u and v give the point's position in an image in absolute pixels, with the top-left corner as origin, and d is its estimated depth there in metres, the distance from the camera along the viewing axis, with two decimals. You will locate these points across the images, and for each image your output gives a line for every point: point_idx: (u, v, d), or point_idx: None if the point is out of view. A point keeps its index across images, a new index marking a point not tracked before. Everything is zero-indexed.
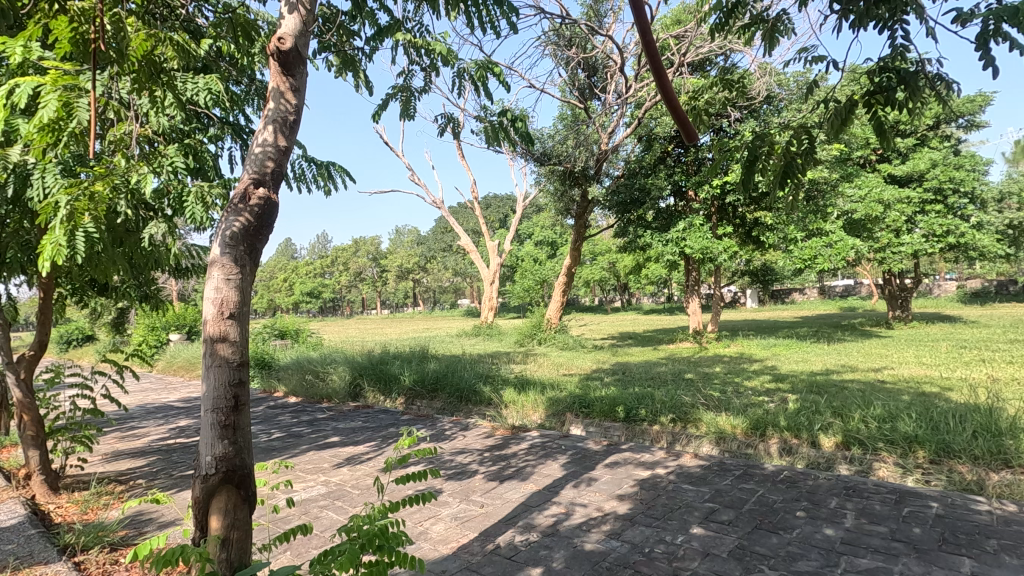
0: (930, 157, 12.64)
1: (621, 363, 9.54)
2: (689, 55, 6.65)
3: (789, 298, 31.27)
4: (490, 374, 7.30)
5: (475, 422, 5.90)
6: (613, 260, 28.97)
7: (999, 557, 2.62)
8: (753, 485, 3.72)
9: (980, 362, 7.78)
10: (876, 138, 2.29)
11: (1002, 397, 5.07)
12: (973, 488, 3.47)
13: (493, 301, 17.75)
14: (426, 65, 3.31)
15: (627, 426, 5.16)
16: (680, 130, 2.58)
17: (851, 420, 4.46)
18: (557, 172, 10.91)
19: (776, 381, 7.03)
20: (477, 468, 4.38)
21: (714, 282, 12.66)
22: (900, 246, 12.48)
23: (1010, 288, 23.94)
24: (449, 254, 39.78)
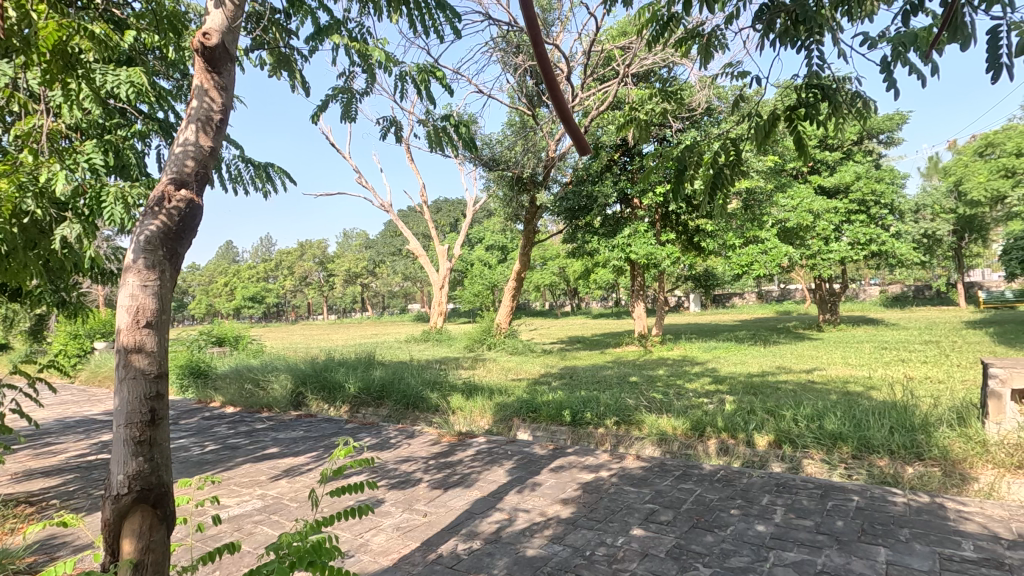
0: (854, 171, 13.48)
1: (569, 367, 9.65)
2: (634, 66, 6.79)
3: (729, 302, 32.69)
4: (438, 380, 7.19)
5: (421, 430, 5.81)
6: (563, 265, 29.37)
7: (911, 545, 2.80)
8: (691, 485, 3.83)
9: (898, 362, 8.34)
10: (799, 151, 2.38)
11: (916, 394, 5.43)
12: (891, 480, 3.70)
13: (443, 305, 17.62)
14: (365, 68, 3.25)
15: (573, 430, 5.21)
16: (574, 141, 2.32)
17: (783, 419, 4.67)
18: (506, 177, 11.04)
19: (715, 383, 7.29)
20: (421, 476, 4.31)
21: (659, 287, 13.03)
22: (829, 253, 13.11)
23: (925, 293, 25.86)
24: (398, 258, 39.19)
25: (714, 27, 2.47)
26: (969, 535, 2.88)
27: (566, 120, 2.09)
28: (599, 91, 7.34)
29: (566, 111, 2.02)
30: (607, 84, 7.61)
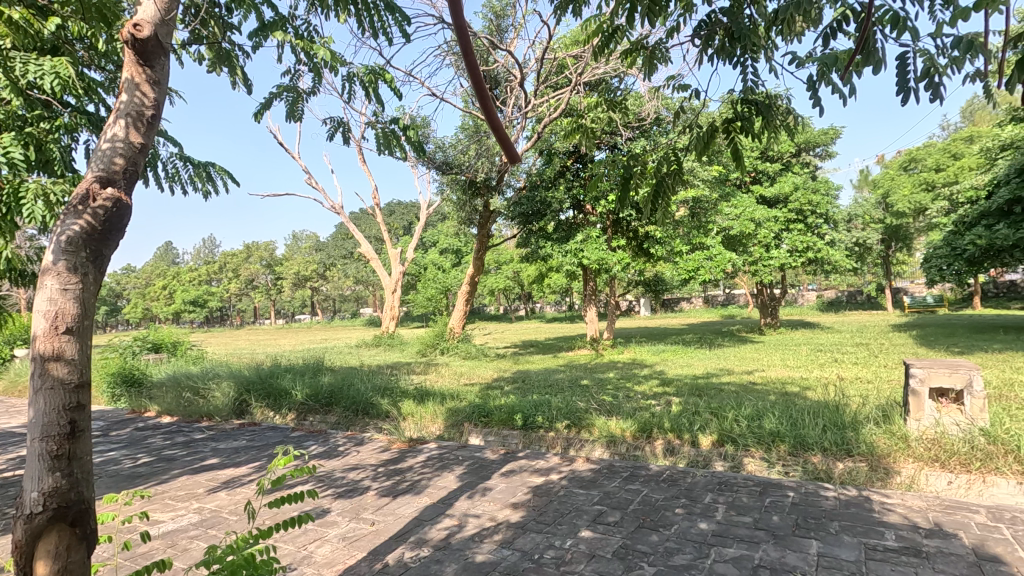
0: (793, 182, 14.18)
1: (522, 371, 9.67)
2: (586, 74, 6.86)
3: (678, 307, 33.66)
4: (389, 386, 7.06)
5: (371, 437, 5.69)
6: (517, 269, 29.52)
7: (840, 537, 2.96)
8: (638, 485, 3.92)
9: (831, 363, 8.83)
10: (735, 162, 2.48)
11: (847, 394, 5.75)
12: (823, 476, 3.90)
13: (395, 310, 17.36)
14: (311, 67, 3.18)
15: (524, 434, 5.24)
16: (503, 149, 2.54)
17: (725, 419, 4.85)
18: (459, 181, 10.98)
19: (663, 385, 7.49)
20: (369, 484, 4.22)
21: (610, 292, 13.26)
22: (770, 259, 13.71)
23: (857, 298, 27.48)
24: (350, 262, 38.33)
25: (658, 40, 2.53)
26: (891, 526, 3.07)
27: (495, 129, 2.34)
28: (551, 98, 7.44)
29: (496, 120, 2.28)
30: (560, 92, 7.71)
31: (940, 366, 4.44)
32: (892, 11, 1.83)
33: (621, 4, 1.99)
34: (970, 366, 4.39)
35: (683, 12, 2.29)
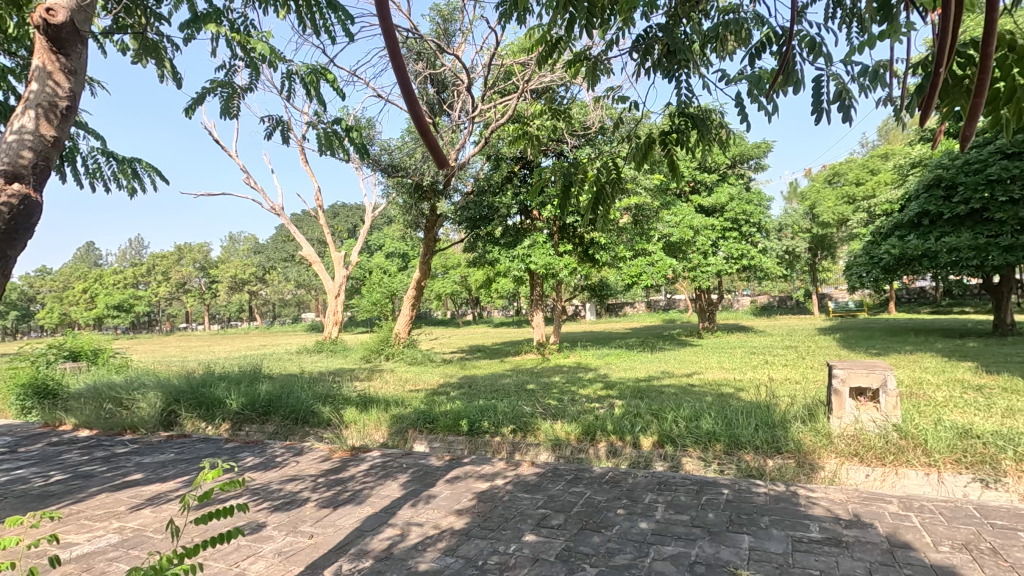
0: (729, 192, 14.87)
1: (468, 376, 9.63)
2: (533, 82, 6.94)
3: (622, 312, 34.52)
4: (331, 393, 6.86)
5: (311, 446, 5.50)
6: (464, 274, 29.41)
7: (769, 531, 3.11)
8: (581, 488, 3.97)
9: (763, 365, 9.29)
10: (671, 173, 2.59)
11: (778, 395, 6.07)
12: (755, 473, 4.09)
13: (338, 315, 16.91)
14: (248, 62, 3.05)
15: (470, 439, 5.20)
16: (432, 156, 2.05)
17: (665, 421, 5.00)
18: (406, 183, 10.84)
19: (606, 388, 7.65)
20: (308, 496, 4.08)
21: (557, 297, 13.43)
22: (707, 265, 14.28)
23: (787, 303, 29.10)
24: (290, 265, 37.05)
25: (600, 52, 2.60)
26: (816, 518, 3.26)
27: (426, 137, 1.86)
28: (499, 104, 7.47)
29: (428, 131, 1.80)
30: (508, 98, 7.76)
31: (859, 367, 4.75)
32: (808, 36, 1.99)
33: (566, 16, 2.02)
34: (885, 367, 4.70)
35: (623, 25, 2.36)
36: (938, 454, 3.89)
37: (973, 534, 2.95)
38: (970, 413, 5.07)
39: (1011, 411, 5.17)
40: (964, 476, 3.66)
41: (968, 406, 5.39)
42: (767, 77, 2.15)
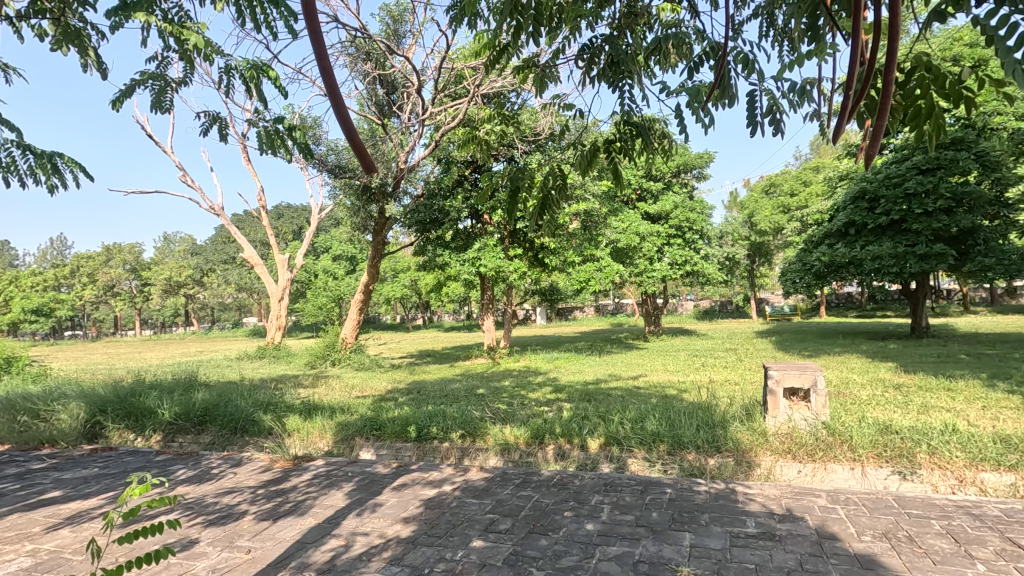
0: (673, 201, 15.39)
1: (417, 381, 9.50)
2: (484, 87, 6.96)
3: (572, 315, 35.03)
4: (272, 400, 6.60)
5: (250, 456, 5.28)
6: (414, 277, 29.06)
7: (710, 528, 3.22)
8: (530, 491, 3.99)
9: (704, 367, 9.65)
10: (615, 180, 2.64)
11: (717, 396, 6.32)
12: (697, 472, 4.23)
13: (282, 319, 16.31)
14: (182, 55, 2.92)
15: (418, 446, 5.13)
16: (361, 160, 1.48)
17: (612, 423, 5.10)
18: (353, 185, 10.58)
19: (555, 391, 7.73)
20: (247, 509, 3.91)
21: (507, 301, 13.48)
22: (653, 271, 14.70)
23: (728, 307, 30.37)
24: (231, 267, 35.51)
25: (547, 59, 2.63)
26: (752, 514, 3.40)
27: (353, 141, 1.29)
28: (449, 107, 7.45)
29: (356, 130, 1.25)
30: (458, 102, 7.75)
31: (792, 368, 5.00)
32: (742, 52, 2.09)
33: (514, 22, 2.03)
34: (815, 368, 4.97)
35: (569, 34, 2.40)
36: (862, 449, 4.14)
37: (892, 524, 3.16)
38: (889, 410, 5.43)
39: (926, 407, 5.57)
40: (884, 469, 3.92)
41: (889, 404, 5.77)
42: (706, 89, 2.25)
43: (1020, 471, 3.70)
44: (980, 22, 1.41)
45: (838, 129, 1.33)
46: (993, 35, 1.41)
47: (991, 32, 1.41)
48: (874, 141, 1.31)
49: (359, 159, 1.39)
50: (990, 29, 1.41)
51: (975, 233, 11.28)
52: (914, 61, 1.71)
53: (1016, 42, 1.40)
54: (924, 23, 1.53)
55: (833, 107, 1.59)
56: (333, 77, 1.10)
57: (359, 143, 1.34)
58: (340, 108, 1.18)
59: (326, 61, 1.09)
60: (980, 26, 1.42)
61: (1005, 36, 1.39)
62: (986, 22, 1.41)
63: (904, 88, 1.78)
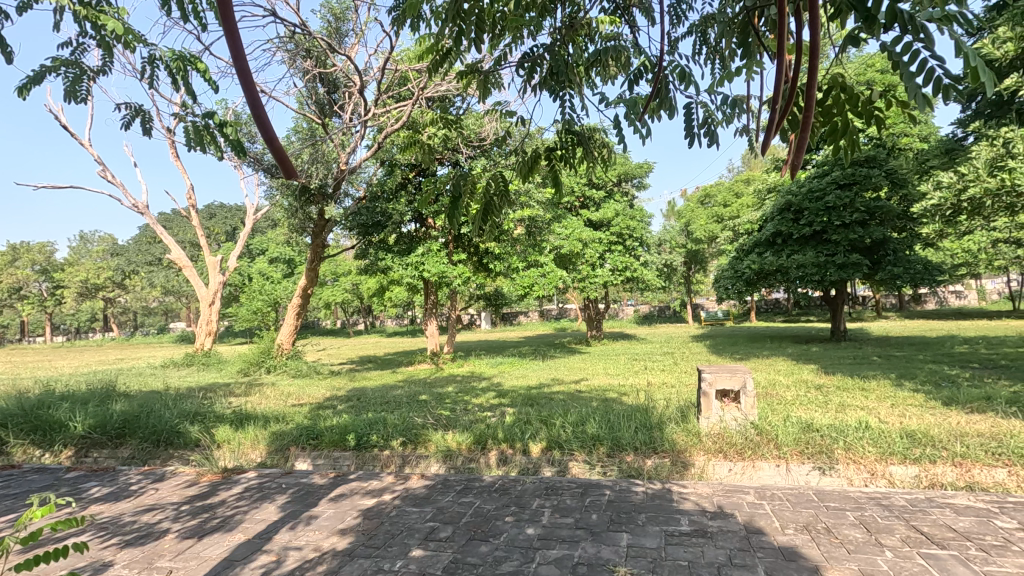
0: (614, 208, 15.80)
1: (357, 388, 9.26)
2: (429, 90, 6.89)
3: (516, 320, 35.22)
4: (200, 410, 6.24)
5: (174, 470, 4.97)
6: (355, 281, 28.34)
7: (646, 527, 3.31)
8: (471, 498, 3.97)
9: (643, 370, 9.95)
10: (556, 187, 2.67)
11: (655, 398, 6.52)
12: (635, 473, 4.33)
13: (212, 325, 15.48)
14: (99, 42, 2.73)
15: (357, 454, 4.99)
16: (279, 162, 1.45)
17: (553, 427, 5.16)
18: (292, 185, 10.14)
19: (499, 396, 7.74)
20: (169, 526, 3.67)
21: (451, 306, 13.38)
22: (595, 276, 15.00)
23: (666, 312, 31.45)
24: (156, 269, 33.40)
25: (490, 66, 2.62)
26: (686, 512, 3.52)
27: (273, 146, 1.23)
28: (393, 109, 7.36)
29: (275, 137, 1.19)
30: (402, 104, 7.64)
31: (725, 370, 5.21)
32: (680, 66, 2.17)
33: (457, 27, 2.02)
34: (745, 370, 5.21)
35: (512, 40, 2.40)
36: (786, 446, 4.37)
37: (813, 516, 3.35)
38: (811, 409, 5.79)
39: (844, 406, 5.96)
40: (806, 465, 4.15)
41: (810, 404, 6.13)
42: (643, 101, 2.32)
43: (923, 463, 4.01)
44: (888, 48, 1.53)
45: (767, 141, 1.40)
46: (899, 60, 1.53)
47: (898, 57, 1.53)
48: (796, 154, 1.39)
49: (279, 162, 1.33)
50: (897, 56, 1.53)
51: (885, 244, 12.23)
52: (831, 80, 1.84)
53: (919, 67, 1.53)
54: (841, 45, 1.65)
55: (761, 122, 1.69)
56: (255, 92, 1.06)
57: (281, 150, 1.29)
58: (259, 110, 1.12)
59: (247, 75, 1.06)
60: (889, 52, 1.54)
61: (909, 61, 1.52)
62: (894, 49, 1.53)
63: (823, 105, 1.90)
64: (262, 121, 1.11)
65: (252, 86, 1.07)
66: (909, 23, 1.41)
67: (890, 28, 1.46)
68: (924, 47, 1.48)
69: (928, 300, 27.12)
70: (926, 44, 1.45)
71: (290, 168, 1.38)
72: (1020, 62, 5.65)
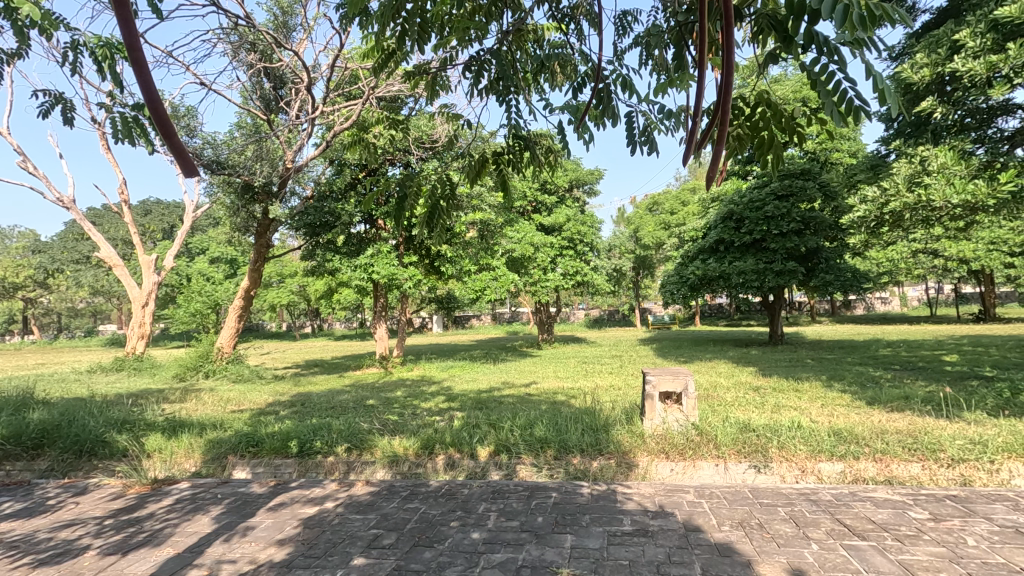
0: (566, 214, 16.04)
1: (302, 393, 8.98)
2: (381, 91, 6.79)
3: (468, 323, 35.14)
4: (129, 418, 5.87)
5: (98, 483, 4.66)
6: (303, 283, 27.55)
7: (589, 529, 3.36)
8: (417, 503, 3.91)
9: (592, 374, 10.12)
10: (503, 191, 2.66)
11: (602, 400, 6.64)
12: (581, 474, 4.40)
13: (145, 328, 14.62)
14: (15, 27, 2.56)
15: (299, 462, 4.83)
16: (176, 153, 1.03)
17: (502, 430, 5.17)
18: (234, 183, 9.68)
19: (448, 400, 7.69)
20: (90, 543, 3.43)
21: (402, 309, 13.19)
22: (546, 281, 15.14)
23: (616, 316, 32.20)
24: (83, 267, 31.33)
25: (437, 69, 2.64)
26: (629, 513, 3.59)
27: (171, 141, 1.00)
28: (344, 107, 7.23)
29: (178, 142, 1.01)
30: (352, 103, 7.46)
31: (667, 373, 5.38)
32: (622, 75, 2.26)
33: (401, 26, 2.02)
34: (686, 372, 5.40)
35: (459, 45, 2.43)
36: (724, 446, 4.54)
37: (747, 513, 3.49)
38: (748, 410, 6.05)
39: (778, 407, 6.26)
40: (743, 463, 4.33)
41: (749, 405, 6.40)
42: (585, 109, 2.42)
43: (849, 459, 4.23)
44: (807, 69, 1.63)
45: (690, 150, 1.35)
46: (817, 79, 1.63)
47: (815, 76, 1.63)
48: (713, 165, 1.36)
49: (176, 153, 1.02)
50: (815, 76, 1.63)
51: (818, 253, 12.94)
52: (757, 97, 1.93)
53: (835, 88, 1.64)
54: (763, 63, 1.76)
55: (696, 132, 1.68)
56: (152, 86, 0.93)
57: (179, 144, 1.03)
58: (158, 111, 0.98)
59: (143, 67, 0.91)
60: (807, 72, 1.63)
61: (826, 80, 1.62)
62: (812, 69, 1.63)
63: (751, 119, 2.02)
64: (161, 118, 0.97)
65: (146, 78, 0.92)
66: (824, 44, 1.51)
67: (809, 48, 1.55)
68: (838, 68, 1.59)
69: (857, 306, 28.89)
70: (841, 65, 1.56)
71: (191, 165, 1.04)
72: (935, 86, 6.18)
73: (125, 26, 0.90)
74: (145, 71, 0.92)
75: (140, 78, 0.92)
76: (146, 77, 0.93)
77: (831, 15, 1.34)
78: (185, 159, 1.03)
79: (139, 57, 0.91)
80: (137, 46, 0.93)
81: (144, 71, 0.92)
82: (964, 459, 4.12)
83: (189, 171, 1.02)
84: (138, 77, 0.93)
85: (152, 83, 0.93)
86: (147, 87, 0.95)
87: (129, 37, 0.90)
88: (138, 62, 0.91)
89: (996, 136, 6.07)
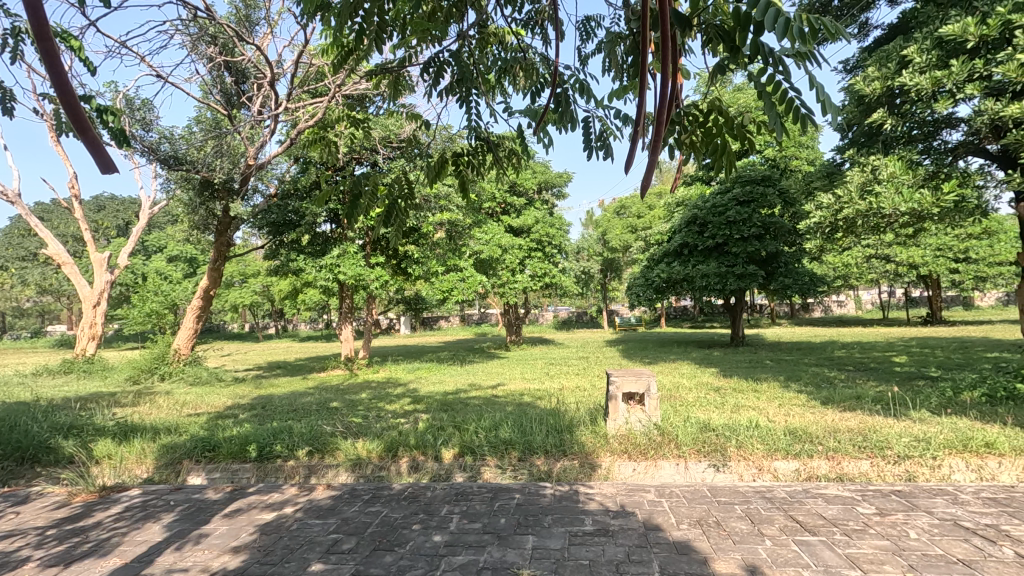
0: (534, 215, 16.11)
1: (263, 396, 8.76)
2: (347, 89, 6.68)
3: (437, 324, 34.95)
4: (76, 423, 5.61)
5: (41, 491, 4.44)
6: (266, 283, 26.90)
7: (551, 529, 3.38)
8: (378, 507, 3.86)
9: (558, 375, 10.18)
10: (462, 191, 2.64)
11: (567, 402, 6.70)
12: (545, 475, 4.42)
13: (97, 328, 14.02)
14: None
15: (258, 466, 4.71)
16: (90, 144, 0.97)
17: (467, 432, 5.15)
18: (193, 179, 9.40)
19: (414, 402, 7.63)
20: (29, 554, 3.27)
21: (368, 310, 12.98)
22: (515, 283, 15.15)
23: (584, 317, 32.55)
24: (30, 265, 29.83)
25: (398, 68, 2.62)
26: (590, 513, 3.63)
27: (83, 129, 0.95)
28: (308, 104, 7.12)
29: (93, 132, 0.96)
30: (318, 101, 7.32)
31: (631, 374, 5.45)
32: (581, 79, 2.29)
33: (358, 22, 2.01)
34: (649, 374, 5.48)
35: (419, 44, 2.42)
36: (685, 446, 4.63)
37: (705, 511, 3.57)
38: (709, 410, 6.20)
39: (738, 407, 6.43)
40: (703, 463, 4.42)
41: (709, 405, 6.55)
42: (544, 112, 2.45)
43: (802, 458, 4.36)
44: (755, 78, 1.68)
45: (628, 157, 1.36)
46: (764, 89, 1.67)
47: (763, 86, 1.68)
48: (650, 172, 1.37)
49: (89, 143, 0.97)
50: (762, 86, 1.68)
51: (778, 257, 13.34)
52: (710, 105, 1.99)
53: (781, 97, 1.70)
54: (714, 72, 1.80)
55: (645, 139, 1.70)
56: (62, 72, 0.90)
57: (92, 135, 0.97)
58: (72, 101, 0.93)
59: (53, 51, 0.88)
60: (755, 81, 1.68)
61: (772, 90, 1.67)
62: (759, 80, 1.68)
63: (704, 125, 2.06)
64: (77, 110, 0.93)
65: (58, 64, 0.89)
66: (769, 55, 1.56)
67: (754, 59, 1.60)
68: (783, 79, 1.64)
69: (815, 308, 29.94)
70: (786, 75, 1.61)
71: (107, 159, 0.98)
72: (886, 98, 6.41)
73: (34, 13, 0.87)
74: (54, 55, 0.88)
75: (50, 65, 0.88)
76: (56, 64, 0.89)
77: (774, 27, 1.39)
78: (100, 151, 0.97)
79: (48, 40, 0.88)
80: (47, 31, 0.89)
81: (54, 57, 0.88)
82: (908, 456, 4.30)
83: (107, 165, 0.97)
84: (48, 63, 0.89)
85: (63, 68, 0.90)
86: (58, 76, 0.91)
87: (38, 19, 0.86)
88: (49, 49, 0.87)
89: (941, 148, 6.34)
